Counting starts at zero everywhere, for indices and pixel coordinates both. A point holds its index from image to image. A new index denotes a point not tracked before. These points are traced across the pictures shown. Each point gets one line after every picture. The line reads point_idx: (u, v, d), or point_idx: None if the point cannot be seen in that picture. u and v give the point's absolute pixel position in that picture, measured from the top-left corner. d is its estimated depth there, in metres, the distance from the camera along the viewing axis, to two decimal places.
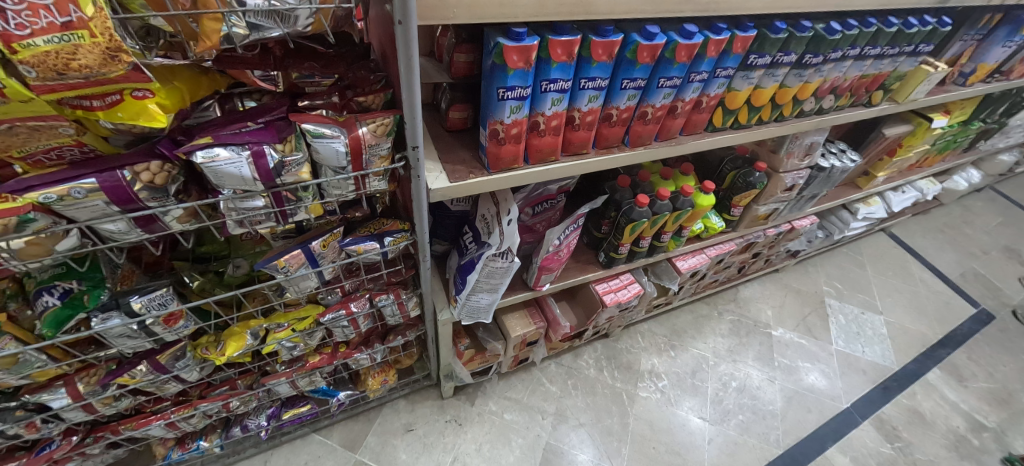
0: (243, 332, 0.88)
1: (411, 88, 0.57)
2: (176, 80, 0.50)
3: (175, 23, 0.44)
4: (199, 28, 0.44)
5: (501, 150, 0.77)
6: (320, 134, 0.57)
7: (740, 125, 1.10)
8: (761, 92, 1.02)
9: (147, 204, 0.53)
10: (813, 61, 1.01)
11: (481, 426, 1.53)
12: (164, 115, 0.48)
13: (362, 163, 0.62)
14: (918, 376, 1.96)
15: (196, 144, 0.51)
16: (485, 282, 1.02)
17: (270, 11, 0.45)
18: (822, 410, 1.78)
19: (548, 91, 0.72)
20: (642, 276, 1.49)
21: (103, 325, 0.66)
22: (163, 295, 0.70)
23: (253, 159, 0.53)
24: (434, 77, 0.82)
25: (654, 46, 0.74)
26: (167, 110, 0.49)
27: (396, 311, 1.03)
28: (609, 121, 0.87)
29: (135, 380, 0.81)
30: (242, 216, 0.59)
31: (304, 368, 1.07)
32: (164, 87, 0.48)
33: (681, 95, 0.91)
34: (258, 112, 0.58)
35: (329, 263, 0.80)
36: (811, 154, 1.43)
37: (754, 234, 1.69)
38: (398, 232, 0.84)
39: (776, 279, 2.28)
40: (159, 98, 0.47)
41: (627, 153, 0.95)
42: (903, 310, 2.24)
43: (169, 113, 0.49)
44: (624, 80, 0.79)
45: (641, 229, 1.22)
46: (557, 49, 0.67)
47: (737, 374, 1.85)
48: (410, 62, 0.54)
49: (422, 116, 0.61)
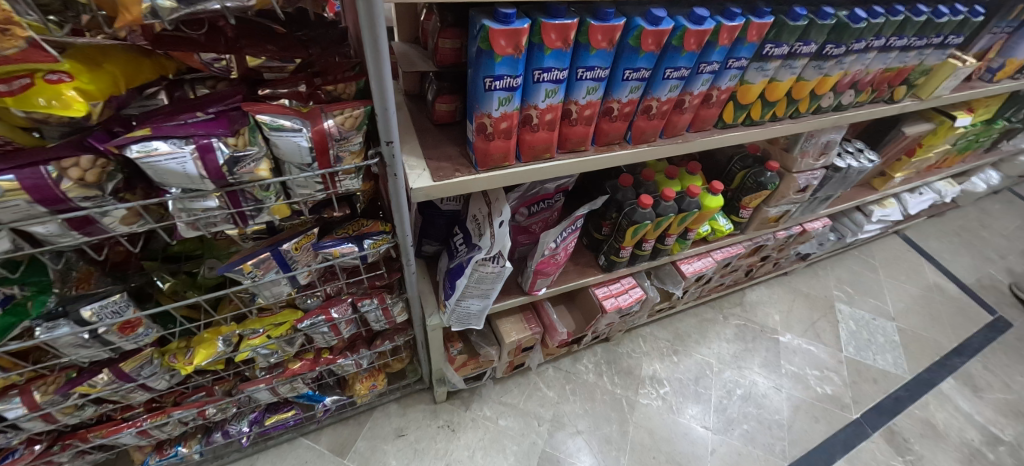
0: (214, 338, 0.83)
1: (380, 75, 0.50)
2: (106, 63, 0.45)
3: None
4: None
5: (489, 146, 0.71)
6: (279, 126, 0.50)
7: (752, 122, 1.02)
8: (776, 85, 0.94)
9: (79, 203, 0.46)
10: (835, 52, 0.93)
11: (475, 432, 1.47)
12: (84, 102, 0.42)
13: (329, 160, 0.56)
14: (931, 386, 1.87)
15: (131, 137, 0.45)
16: (476, 288, 0.96)
17: None
18: (831, 419, 1.71)
19: (540, 81, 0.66)
20: (644, 281, 1.42)
21: (50, 334, 0.60)
22: (118, 302, 0.63)
23: (199, 154, 0.47)
24: (419, 65, 0.75)
25: (660, 32, 0.67)
26: (91, 96, 0.43)
27: (380, 316, 0.97)
28: (609, 115, 0.80)
29: (96, 389, 0.76)
30: (193, 217, 0.53)
31: (284, 375, 1.02)
32: (87, 69, 0.43)
33: (689, 88, 0.83)
34: (208, 101, 0.51)
35: (303, 267, 0.74)
36: (827, 153, 1.35)
37: (763, 237, 1.62)
38: (378, 234, 0.78)
39: (784, 283, 2.20)
40: (79, 80, 0.41)
41: (629, 151, 0.87)
42: (917, 316, 2.15)
43: (91, 101, 0.43)
44: (626, 70, 0.72)
45: (644, 231, 1.15)
46: (551, 34, 0.60)
47: (742, 381, 1.78)
48: (378, 45, 0.48)
49: (395, 107, 0.54)
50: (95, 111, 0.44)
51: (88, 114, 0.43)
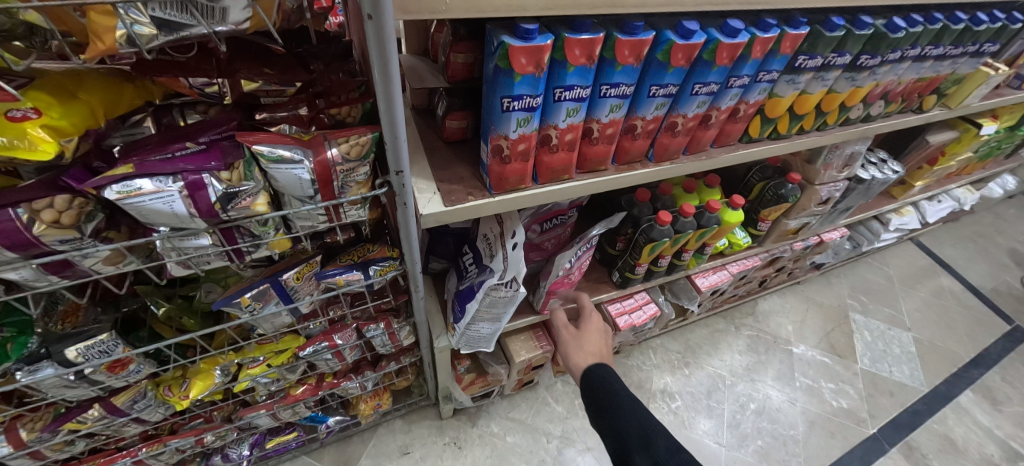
0: (211, 369, 0.79)
1: (390, 100, 0.45)
2: (82, 93, 0.42)
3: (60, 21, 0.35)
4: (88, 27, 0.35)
5: (505, 169, 0.66)
6: (278, 158, 0.46)
7: (778, 135, 0.96)
8: (806, 98, 0.89)
9: (55, 246, 0.42)
10: (869, 63, 0.88)
11: (482, 449, 1.42)
12: (55, 140, 0.39)
13: (334, 191, 0.51)
14: (949, 399, 1.81)
15: (111, 175, 0.40)
16: (487, 312, 0.91)
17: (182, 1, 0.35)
18: (847, 435, 1.65)
19: (562, 100, 0.60)
20: (658, 296, 1.37)
21: (32, 377, 0.56)
22: (106, 341, 0.59)
23: (189, 191, 0.43)
24: (429, 80, 0.70)
25: (691, 46, 0.62)
26: (63, 133, 0.40)
27: (386, 341, 0.93)
28: (632, 133, 0.74)
29: (86, 425, 0.71)
30: (184, 256, 0.48)
31: (286, 400, 0.97)
32: (61, 100, 0.40)
33: (717, 103, 0.78)
34: (200, 128, 0.47)
35: (305, 298, 0.69)
36: (850, 165, 1.30)
37: (780, 249, 1.56)
38: (384, 261, 0.72)
39: (797, 291, 2.14)
40: (49, 115, 0.39)
41: (651, 169, 0.82)
42: (934, 327, 2.09)
43: (65, 138, 0.40)
44: (652, 86, 0.66)
45: (662, 248, 1.10)
46: (575, 49, 0.55)
47: (755, 395, 1.72)
48: (387, 69, 0.42)
49: (406, 134, 0.49)
50: (69, 148, 0.40)
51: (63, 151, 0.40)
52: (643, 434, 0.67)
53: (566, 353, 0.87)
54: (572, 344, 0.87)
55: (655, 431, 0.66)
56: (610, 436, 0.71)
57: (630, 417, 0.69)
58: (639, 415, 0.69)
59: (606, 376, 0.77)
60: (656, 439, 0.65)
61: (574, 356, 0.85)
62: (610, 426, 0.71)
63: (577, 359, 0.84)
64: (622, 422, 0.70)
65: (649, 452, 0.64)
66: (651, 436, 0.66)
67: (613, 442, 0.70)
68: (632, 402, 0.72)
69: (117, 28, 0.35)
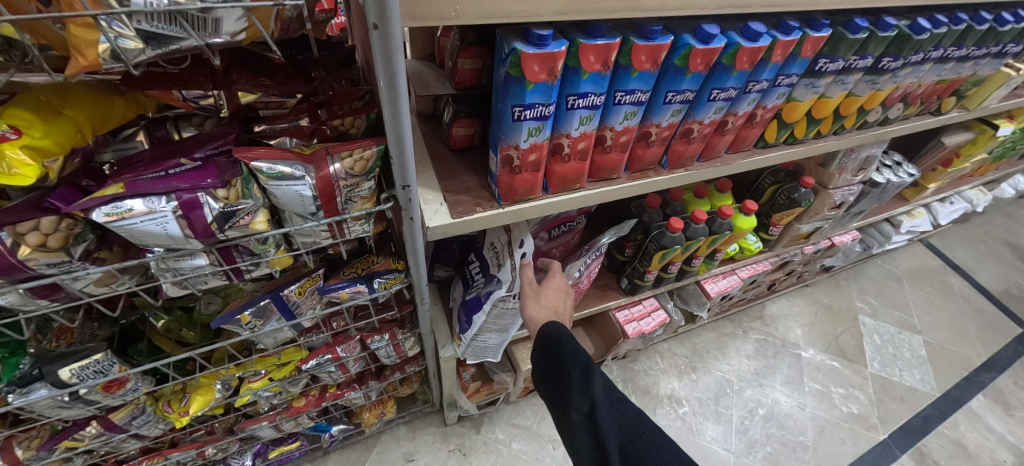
0: (211, 383, 0.77)
1: (396, 113, 0.43)
2: (67, 108, 0.41)
3: (40, 33, 0.33)
4: (69, 40, 0.33)
5: (515, 180, 0.63)
6: (278, 174, 0.45)
7: (794, 140, 0.93)
8: (825, 102, 0.86)
9: (42, 270, 0.41)
10: (891, 66, 0.85)
11: (487, 457, 1.36)
12: (35, 163, 0.38)
13: (337, 207, 0.49)
14: (961, 404, 1.78)
15: (100, 197, 0.39)
16: (494, 322, 0.89)
17: (172, 13, 0.33)
18: (858, 440, 1.62)
19: (575, 108, 0.57)
20: (667, 302, 1.35)
21: (25, 399, 0.54)
22: (101, 361, 0.57)
23: (184, 211, 0.42)
24: (435, 87, 0.67)
25: (711, 51, 0.59)
26: (46, 152, 0.39)
27: (391, 352, 0.90)
28: (646, 140, 0.72)
29: (83, 442, 0.69)
30: (179, 276, 0.47)
31: (289, 412, 0.95)
32: (45, 119, 0.39)
33: (734, 109, 0.75)
34: (195, 144, 0.47)
35: (308, 313, 0.67)
36: (865, 168, 1.27)
37: (790, 253, 1.53)
38: (389, 273, 0.70)
39: (805, 294, 2.09)
40: (32, 137, 0.38)
41: (665, 177, 0.79)
42: (945, 330, 2.05)
43: (45, 160, 0.39)
44: (668, 92, 0.63)
45: (673, 255, 1.07)
46: (590, 55, 0.52)
47: (764, 400, 1.69)
48: (394, 81, 0.40)
49: (412, 149, 0.47)
50: (52, 168, 0.40)
51: (46, 173, 0.40)
52: (585, 376, 0.66)
53: (524, 304, 0.81)
54: (530, 296, 0.81)
55: (596, 372, 0.66)
56: (554, 381, 0.69)
57: (575, 361, 0.67)
58: (584, 358, 0.68)
59: (558, 327, 0.72)
60: (596, 380, 0.65)
61: (531, 309, 0.80)
62: (555, 371, 0.69)
63: (535, 312, 0.79)
64: (567, 366, 0.67)
65: (589, 393, 0.64)
66: (593, 378, 0.65)
67: (557, 391, 0.68)
68: (578, 346, 0.69)
69: (100, 41, 0.33)
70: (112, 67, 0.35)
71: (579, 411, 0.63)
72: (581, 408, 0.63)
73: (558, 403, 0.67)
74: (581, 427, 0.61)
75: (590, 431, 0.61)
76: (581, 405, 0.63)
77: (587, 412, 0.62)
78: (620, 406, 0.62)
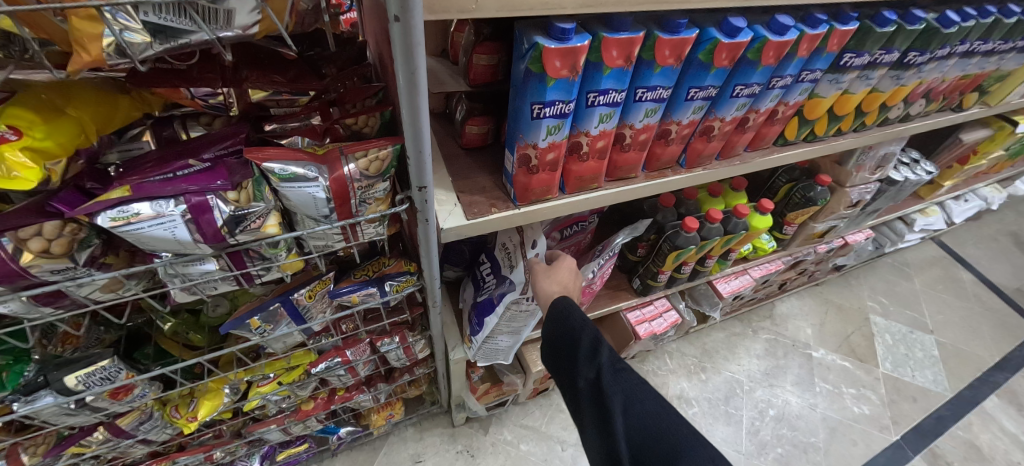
0: (220, 387, 0.74)
1: (415, 111, 0.41)
2: (70, 108, 0.39)
3: (41, 28, 0.31)
4: (71, 34, 0.31)
5: (531, 180, 0.61)
6: (290, 176, 0.43)
7: (814, 137, 0.91)
8: (848, 98, 0.83)
9: (45, 277, 0.39)
10: (917, 61, 0.82)
11: (495, 459, 1.30)
12: (37, 165, 0.36)
13: (350, 209, 0.48)
14: (974, 405, 1.74)
15: (106, 200, 0.38)
16: (506, 325, 0.87)
17: (181, 4, 0.31)
18: (869, 442, 1.58)
19: (596, 105, 0.55)
20: (679, 302, 1.32)
21: (31, 407, 0.52)
22: (107, 367, 0.56)
23: (193, 214, 0.41)
24: (448, 84, 0.65)
25: (737, 45, 0.57)
26: (48, 154, 0.37)
27: (401, 354, 0.89)
28: (665, 138, 0.69)
29: (90, 448, 0.67)
30: (189, 282, 0.46)
31: (297, 416, 0.93)
32: (47, 119, 0.38)
33: (756, 105, 0.72)
34: (204, 144, 0.46)
35: (317, 317, 0.66)
36: (883, 166, 1.24)
37: (804, 252, 1.50)
38: (401, 276, 0.68)
39: (815, 293, 2.05)
40: (32, 138, 0.36)
41: (683, 177, 0.77)
42: (957, 329, 2.01)
43: (47, 162, 0.37)
44: (691, 88, 0.61)
45: (687, 256, 1.05)
46: (613, 50, 0.50)
47: (774, 401, 1.66)
48: (414, 79, 0.38)
49: (430, 149, 0.45)
50: (54, 170, 0.38)
51: (47, 176, 0.38)
52: (592, 347, 0.62)
53: (535, 280, 0.74)
54: (541, 271, 0.74)
55: (605, 343, 0.62)
56: (559, 351, 0.66)
57: (583, 331, 0.63)
58: (592, 329, 0.64)
59: (568, 301, 0.67)
60: (604, 350, 0.61)
61: (542, 285, 0.73)
62: (560, 342, 0.65)
63: (546, 288, 0.72)
64: (573, 338, 0.64)
65: (596, 364, 0.60)
66: (600, 350, 0.62)
67: (563, 361, 0.65)
68: (586, 317, 0.65)
69: (104, 36, 0.31)
70: (117, 62, 0.33)
71: (585, 379, 0.60)
72: (587, 377, 0.60)
73: (564, 371, 0.65)
74: (586, 395, 0.59)
75: (595, 400, 0.58)
76: (587, 374, 0.60)
77: (593, 381, 0.59)
78: (628, 377, 0.58)
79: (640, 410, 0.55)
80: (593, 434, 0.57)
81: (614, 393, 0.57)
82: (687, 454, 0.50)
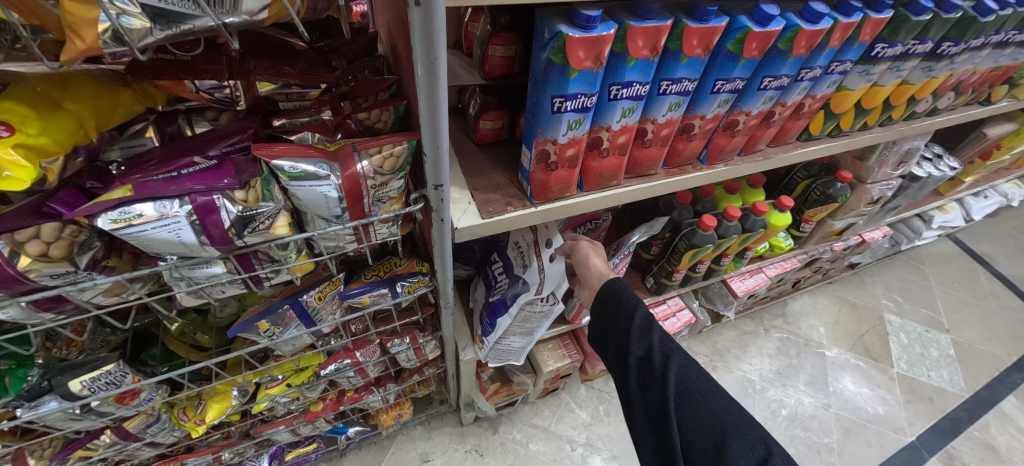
0: (228, 390, 0.73)
1: (434, 104, 0.39)
2: (67, 102, 0.37)
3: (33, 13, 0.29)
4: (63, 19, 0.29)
5: (550, 177, 0.58)
6: (300, 174, 0.42)
7: (839, 132, 0.87)
8: (877, 91, 0.80)
9: (45, 282, 0.37)
10: (951, 51, 0.79)
11: (504, 459, 1.28)
12: (31, 164, 0.34)
13: (363, 208, 0.46)
14: (991, 405, 1.66)
15: (106, 201, 0.36)
16: (520, 325, 0.85)
17: None
18: (885, 443, 1.51)
19: (618, 98, 0.52)
20: (692, 302, 1.30)
21: (35, 413, 0.51)
22: (112, 372, 0.54)
23: (199, 215, 0.39)
24: (462, 77, 0.62)
25: (768, 35, 0.53)
26: (43, 151, 0.35)
27: (411, 356, 0.87)
28: (687, 133, 0.66)
29: (97, 451, 0.66)
30: (195, 286, 0.44)
31: (306, 417, 0.91)
32: (43, 114, 0.36)
33: (783, 99, 0.69)
34: (210, 140, 0.44)
35: (326, 320, 0.64)
36: (905, 162, 1.21)
37: (820, 250, 1.46)
38: (412, 276, 0.66)
39: (828, 291, 1.95)
40: (26, 134, 0.34)
41: (703, 173, 0.74)
42: (974, 328, 1.92)
43: (42, 160, 0.35)
44: (718, 80, 0.58)
45: (703, 255, 1.02)
46: (639, 39, 0.47)
47: (787, 401, 1.58)
48: (434, 70, 0.36)
49: (449, 145, 0.43)
50: (50, 168, 0.36)
51: (43, 175, 0.36)
52: (643, 328, 0.63)
53: (585, 255, 0.75)
54: (588, 249, 0.76)
55: (656, 324, 0.62)
56: (609, 330, 0.67)
57: (635, 312, 0.64)
58: (644, 310, 0.65)
59: (621, 283, 0.68)
60: (656, 331, 0.62)
61: (593, 260, 0.74)
62: (611, 321, 0.66)
63: (597, 264, 0.74)
64: (624, 318, 0.65)
65: (647, 342, 0.61)
66: (652, 329, 0.62)
67: (611, 339, 0.66)
68: (640, 300, 0.66)
69: (100, 21, 0.29)
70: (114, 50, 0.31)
71: (635, 356, 0.61)
72: (637, 354, 0.61)
73: (612, 349, 0.65)
74: (635, 371, 0.60)
75: (645, 375, 0.59)
76: (638, 350, 0.61)
77: (643, 357, 0.60)
78: (679, 355, 0.59)
79: (690, 387, 0.55)
80: (641, 408, 0.58)
81: (666, 369, 0.57)
82: (738, 432, 0.50)
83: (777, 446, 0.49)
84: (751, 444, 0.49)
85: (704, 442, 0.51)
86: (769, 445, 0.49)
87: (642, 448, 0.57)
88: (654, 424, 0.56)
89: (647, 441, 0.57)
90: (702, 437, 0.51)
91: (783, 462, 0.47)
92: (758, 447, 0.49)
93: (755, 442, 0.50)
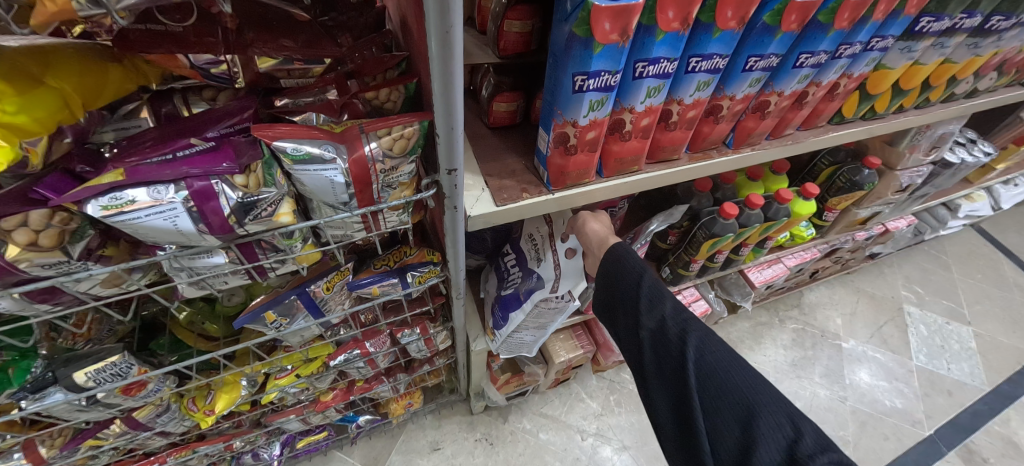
0: (236, 380, 0.73)
1: (448, 82, 0.36)
2: (48, 77, 0.35)
3: None
4: None
5: (568, 162, 0.55)
6: (303, 157, 0.39)
7: (873, 115, 0.82)
8: (918, 69, 0.74)
9: (37, 272, 0.36)
10: (1000, 26, 0.73)
11: (514, 448, 1.26)
12: (9, 145, 0.33)
13: (372, 195, 0.44)
14: (1015, 399, 1.61)
15: (92, 187, 0.34)
16: (532, 321, 0.83)
17: None
18: (901, 436, 1.47)
19: (643, 76, 0.48)
20: (708, 292, 1.27)
21: (41, 404, 0.50)
22: (117, 363, 0.53)
23: (197, 202, 0.37)
24: (476, 56, 0.59)
25: (809, 6, 0.49)
26: (22, 131, 0.34)
27: (422, 346, 0.85)
28: (715, 115, 0.62)
29: (107, 440, 0.65)
30: (196, 276, 0.43)
31: (316, 406, 0.90)
32: (21, 90, 0.33)
33: (819, 78, 0.64)
34: (210, 120, 0.42)
35: (335, 311, 0.62)
36: (937, 148, 1.15)
37: (840, 240, 1.38)
38: (423, 266, 0.64)
39: (846, 282, 1.89)
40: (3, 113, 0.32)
41: (729, 158, 0.69)
42: (998, 321, 1.85)
43: (23, 140, 0.34)
44: (751, 57, 0.54)
45: (722, 244, 0.98)
46: (668, 11, 0.43)
47: (802, 393, 1.54)
48: (448, 39, 0.33)
49: (463, 125, 0.40)
50: (34, 151, 0.35)
51: (25, 157, 0.34)
52: (653, 297, 0.59)
53: (583, 222, 0.72)
54: (587, 215, 0.72)
55: (666, 293, 0.59)
56: (616, 302, 0.63)
57: (642, 280, 0.60)
58: (652, 277, 0.60)
59: (625, 248, 0.63)
60: (667, 301, 0.58)
61: (592, 226, 0.70)
62: (617, 293, 0.62)
63: (596, 229, 0.70)
64: (631, 285, 0.60)
65: (659, 313, 0.57)
66: (663, 299, 0.59)
67: (619, 309, 0.62)
68: (646, 266, 0.61)
69: None
70: (90, 13, 0.29)
71: (647, 329, 0.57)
72: (649, 327, 0.57)
73: (621, 321, 0.62)
74: (648, 344, 0.57)
75: (659, 350, 0.56)
76: (649, 323, 0.57)
77: (656, 330, 0.57)
78: (695, 326, 0.55)
79: (711, 362, 0.52)
80: (658, 383, 0.56)
81: (682, 343, 0.54)
82: (766, 408, 0.48)
83: (805, 422, 0.47)
84: (778, 421, 0.47)
85: (730, 419, 0.49)
86: (797, 420, 0.47)
87: (660, 421, 0.56)
88: (672, 399, 0.54)
89: (666, 415, 0.55)
90: (728, 415, 0.49)
91: (814, 438, 0.46)
92: (787, 425, 0.47)
93: (782, 417, 0.48)
